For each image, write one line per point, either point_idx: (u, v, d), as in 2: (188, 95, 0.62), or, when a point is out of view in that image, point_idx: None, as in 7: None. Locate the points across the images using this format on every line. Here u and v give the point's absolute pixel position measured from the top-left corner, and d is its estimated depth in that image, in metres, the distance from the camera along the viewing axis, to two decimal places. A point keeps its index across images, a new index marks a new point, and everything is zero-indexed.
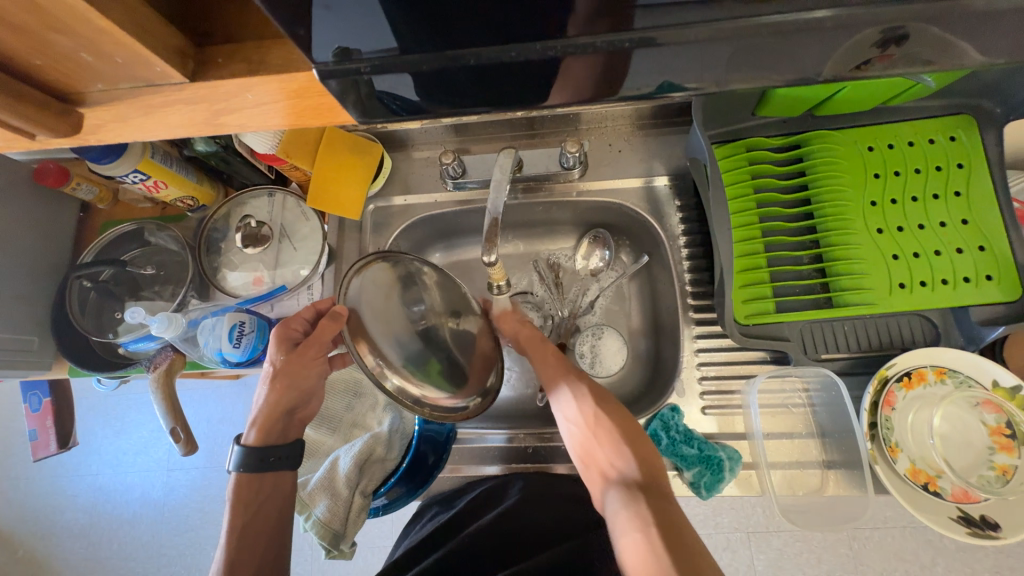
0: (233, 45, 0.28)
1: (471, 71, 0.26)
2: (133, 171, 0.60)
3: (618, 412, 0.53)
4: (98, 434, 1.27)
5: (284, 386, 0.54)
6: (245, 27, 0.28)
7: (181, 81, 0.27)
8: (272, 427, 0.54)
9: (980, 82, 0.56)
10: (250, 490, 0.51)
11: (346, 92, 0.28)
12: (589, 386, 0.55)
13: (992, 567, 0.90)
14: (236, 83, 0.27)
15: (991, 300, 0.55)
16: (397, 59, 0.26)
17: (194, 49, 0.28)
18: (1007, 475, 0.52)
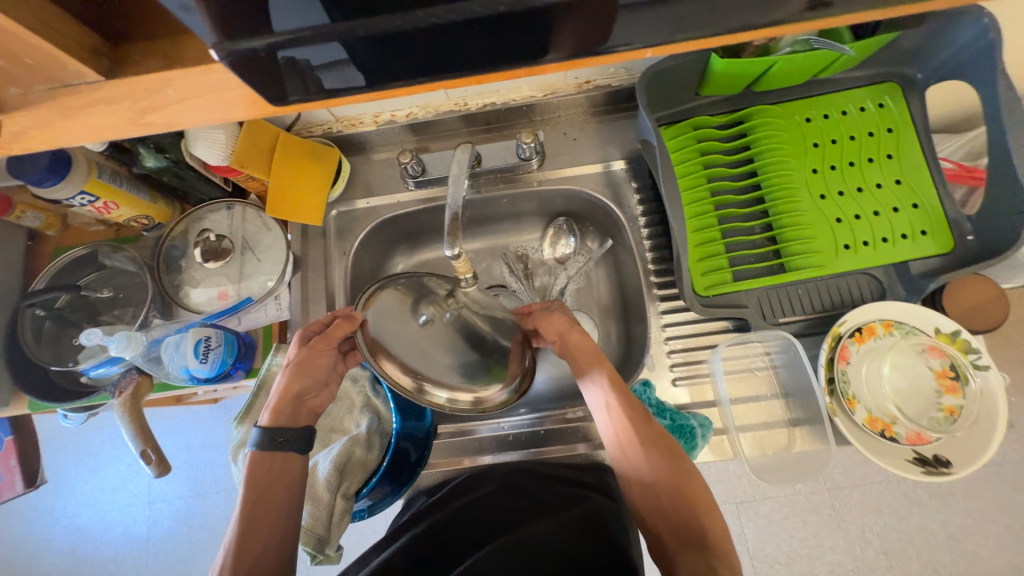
0: (151, 43, 0.28)
1: (390, 39, 0.25)
2: (80, 192, 0.58)
3: (693, 476, 0.49)
4: (71, 473, 1.22)
5: (302, 376, 0.54)
6: (165, 25, 0.28)
7: (95, 79, 0.27)
8: (288, 412, 0.53)
9: (900, 50, 0.60)
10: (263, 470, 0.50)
11: (260, 70, 0.25)
12: (663, 446, 0.51)
13: (962, 511, 0.93)
14: (156, 80, 0.27)
15: (925, 253, 0.59)
16: (319, 31, 0.24)
17: (109, 48, 0.28)
18: (955, 415, 0.55)
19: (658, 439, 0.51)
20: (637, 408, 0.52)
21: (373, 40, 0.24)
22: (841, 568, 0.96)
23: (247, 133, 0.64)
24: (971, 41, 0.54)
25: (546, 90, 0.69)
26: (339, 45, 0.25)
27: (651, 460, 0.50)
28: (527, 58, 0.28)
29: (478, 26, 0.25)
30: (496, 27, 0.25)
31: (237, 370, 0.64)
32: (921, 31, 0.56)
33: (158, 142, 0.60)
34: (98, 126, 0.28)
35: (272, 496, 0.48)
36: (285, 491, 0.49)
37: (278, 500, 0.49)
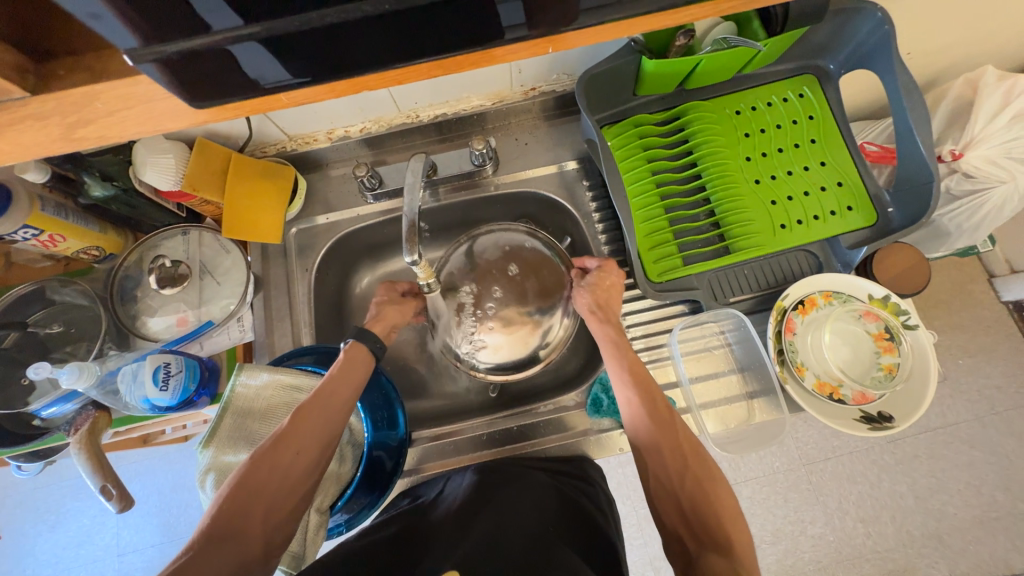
0: (74, 56, 0.29)
1: (306, 36, 0.26)
2: (22, 227, 0.56)
3: (711, 473, 0.50)
4: (30, 532, 1.14)
5: (394, 311, 0.65)
6: (85, 38, 0.29)
7: (21, 96, 0.28)
8: (321, 414, 0.51)
9: (813, 44, 0.65)
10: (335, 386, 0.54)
11: (184, 74, 0.26)
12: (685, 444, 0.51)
13: (927, 472, 0.97)
14: (84, 93, 0.28)
15: (854, 227, 0.64)
16: (235, 34, 0.25)
17: (33, 65, 0.29)
18: (893, 372, 0.59)
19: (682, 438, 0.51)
20: (665, 404, 0.53)
21: (289, 39, 0.26)
22: (823, 540, 0.98)
23: (198, 157, 0.64)
24: (870, 32, 0.60)
25: (495, 99, 0.72)
26: (262, 42, 0.25)
27: (673, 461, 0.50)
28: (449, 50, 0.29)
29: (396, 20, 0.26)
30: (416, 20, 0.26)
31: (201, 397, 0.63)
32: (828, 25, 0.62)
33: (103, 170, 0.60)
34: (27, 142, 0.28)
35: (279, 493, 0.46)
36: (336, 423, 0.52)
37: (284, 494, 0.47)
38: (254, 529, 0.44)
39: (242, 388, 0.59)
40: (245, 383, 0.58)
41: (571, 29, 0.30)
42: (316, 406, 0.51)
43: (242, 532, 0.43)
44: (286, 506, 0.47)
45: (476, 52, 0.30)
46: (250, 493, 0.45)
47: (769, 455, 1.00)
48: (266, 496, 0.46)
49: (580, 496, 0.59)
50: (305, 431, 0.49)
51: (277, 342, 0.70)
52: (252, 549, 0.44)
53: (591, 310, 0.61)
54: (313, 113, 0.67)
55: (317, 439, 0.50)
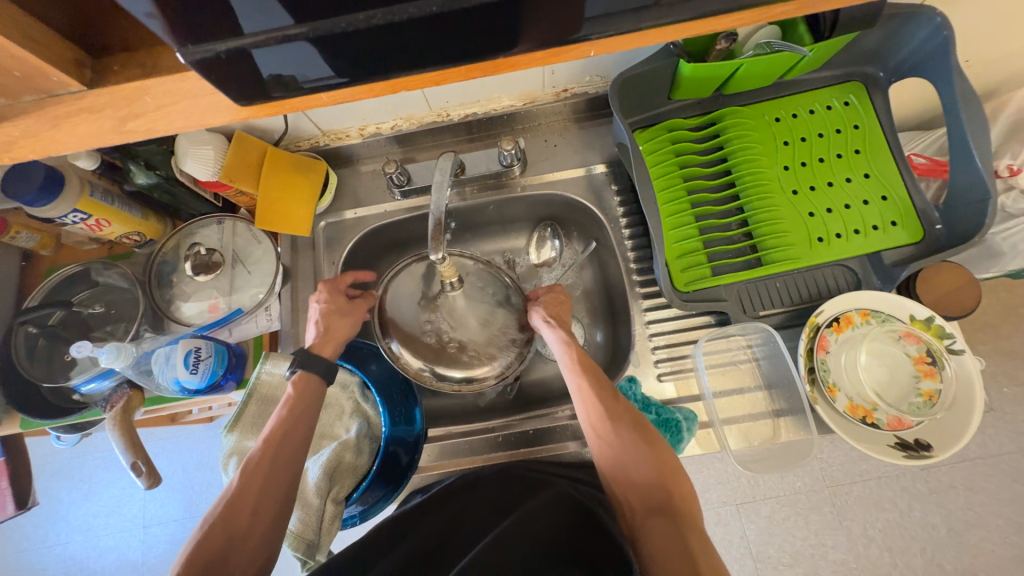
0: (128, 52, 0.30)
1: (350, 38, 0.26)
2: (73, 210, 0.59)
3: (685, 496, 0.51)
4: (65, 499, 1.21)
5: (345, 322, 0.62)
6: (140, 35, 0.30)
7: (79, 89, 0.29)
8: (273, 462, 0.50)
9: (862, 50, 0.62)
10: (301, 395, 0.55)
11: (229, 73, 0.27)
12: (659, 467, 0.52)
13: (963, 504, 0.92)
14: (136, 88, 0.29)
15: (897, 243, 0.61)
16: (284, 33, 0.25)
17: (91, 60, 0.30)
18: (933, 399, 0.56)
19: (654, 464, 0.52)
20: (634, 437, 0.53)
21: (329, 41, 0.26)
22: (845, 567, 0.94)
23: (235, 149, 0.66)
24: (927, 38, 0.57)
25: (525, 99, 0.72)
26: (301, 45, 0.26)
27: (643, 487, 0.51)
28: (487, 51, 0.29)
29: (434, 21, 0.26)
30: (454, 21, 0.26)
31: (228, 381, 0.65)
32: (880, 31, 0.59)
33: (147, 159, 0.62)
34: (83, 134, 0.30)
35: (242, 553, 0.46)
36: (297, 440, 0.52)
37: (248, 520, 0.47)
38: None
39: (267, 376, 0.60)
40: (270, 371, 0.60)
41: (613, 34, 0.29)
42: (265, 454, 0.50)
43: None
44: (250, 566, 0.46)
45: (513, 54, 0.30)
46: (211, 561, 0.45)
47: (792, 475, 0.96)
48: (230, 561, 0.45)
49: (596, 503, 0.56)
50: (260, 485, 0.49)
51: (301, 332, 0.72)
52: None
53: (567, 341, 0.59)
54: (346, 110, 0.68)
55: (272, 488, 0.49)
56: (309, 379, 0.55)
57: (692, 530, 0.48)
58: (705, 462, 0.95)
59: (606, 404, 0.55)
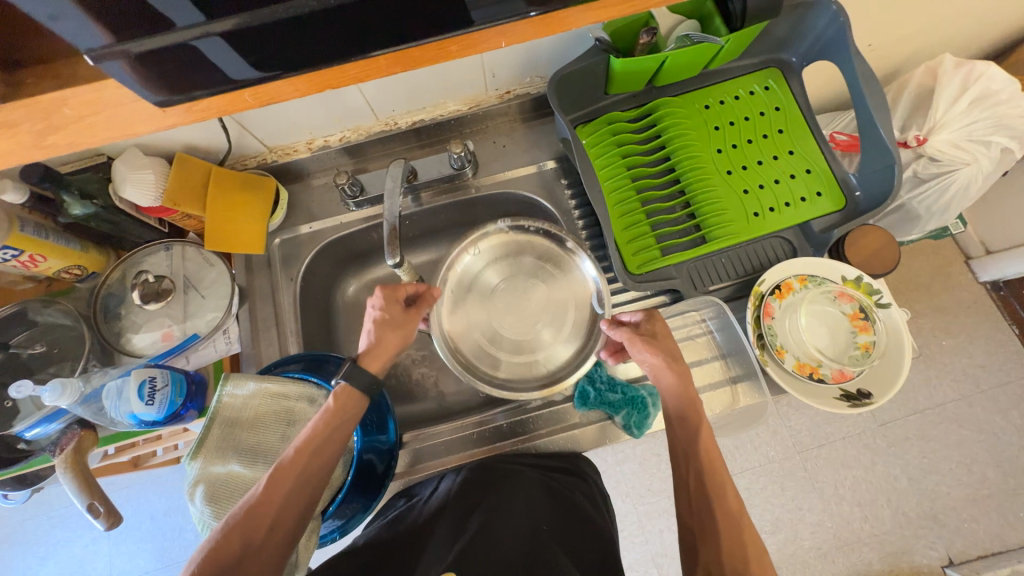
0: (44, 66, 0.30)
1: (267, 31, 0.27)
2: (2, 248, 0.56)
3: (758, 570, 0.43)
4: (21, 566, 1.12)
5: (395, 333, 0.59)
6: (54, 48, 0.30)
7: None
8: (300, 475, 0.49)
9: (773, 39, 0.68)
10: (344, 404, 0.53)
11: (154, 71, 0.27)
12: (741, 548, 0.44)
13: (918, 453, 0.99)
14: (54, 99, 0.28)
15: (824, 211, 0.66)
16: (201, 30, 0.26)
17: (4, 75, 0.29)
18: (869, 350, 0.61)
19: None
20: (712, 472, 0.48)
21: (249, 33, 0.27)
22: (822, 527, 0.98)
23: (177, 172, 0.65)
24: (826, 25, 0.62)
25: (471, 104, 0.74)
26: (225, 37, 0.27)
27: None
28: (402, 43, 0.30)
29: (343, 13, 0.27)
30: (361, 11, 0.27)
31: (188, 410, 0.62)
32: (785, 21, 0.64)
33: (83, 189, 0.60)
34: (1, 150, 0.29)
35: (253, 565, 0.44)
36: (328, 455, 0.51)
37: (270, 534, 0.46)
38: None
39: (229, 398, 0.58)
40: (232, 393, 0.59)
41: (528, 18, 0.31)
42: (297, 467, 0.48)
43: None
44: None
45: (429, 46, 0.31)
46: (220, 566, 0.43)
47: (764, 444, 1.02)
48: (240, 573, 0.43)
49: (572, 493, 0.59)
50: (284, 494, 0.47)
51: (263, 352, 0.71)
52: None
53: (669, 360, 0.55)
54: (291, 124, 0.68)
55: (293, 503, 0.47)
56: (354, 395, 0.54)
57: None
58: None
59: (704, 498, 0.48)
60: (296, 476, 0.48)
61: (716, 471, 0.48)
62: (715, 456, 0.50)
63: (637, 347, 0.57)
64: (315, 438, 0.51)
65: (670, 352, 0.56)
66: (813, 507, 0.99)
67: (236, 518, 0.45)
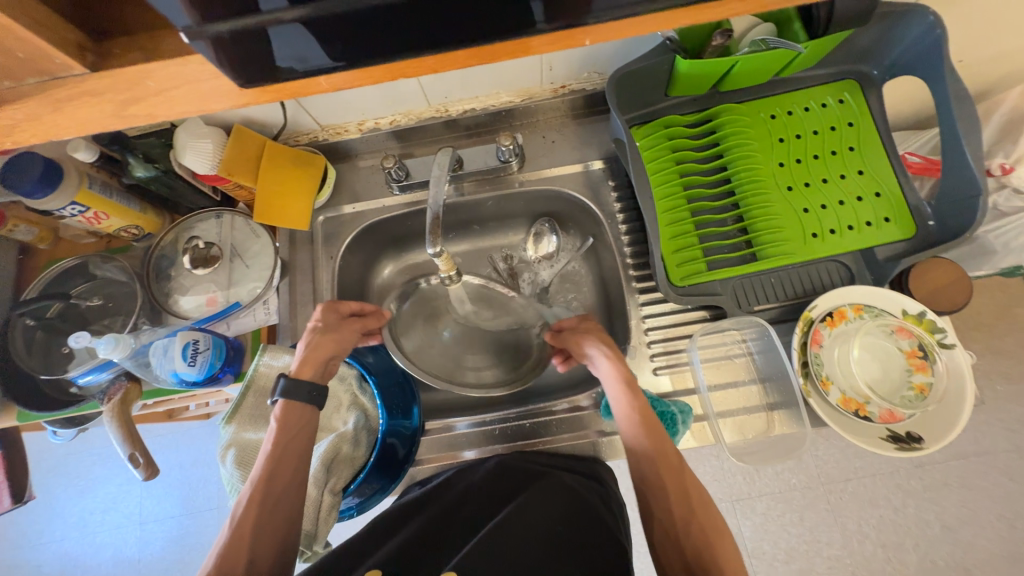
0: (130, 38, 0.30)
1: (348, 20, 0.27)
2: (71, 203, 0.60)
3: (703, 512, 0.48)
4: (62, 495, 1.21)
5: (328, 342, 0.59)
6: (142, 21, 0.31)
7: (82, 72, 0.29)
8: (269, 502, 0.48)
9: (856, 49, 0.63)
10: (294, 416, 0.54)
11: (236, 53, 0.27)
12: (683, 490, 0.49)
13: (957, 501, 0.93)
14: (138, 71, 0.29)
15: (890, 239, 0.62)
16: (283, 16, 0.26)
17: (94, 44, 0.30)
18: (925, 392, 0.57)
19: (699, 534, 0.46)
20: (654, 435, 0.52)
21: (329, 22, 0.26)
22: (839, 563, 0.94)
23: (234, 143, 0.67)
24: (919, 37, 0.57)
25: (524, 96, 0.72)
26: (303, 24, 0.26)
27: (682, 559, 0.46)
28: (478, 38, 0.29)
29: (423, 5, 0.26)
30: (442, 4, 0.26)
31: (226, 374, 0.64)
32: (873, 30, 0.59)
33: (147, 153, 0.62)
34: (86, 118, 0.30)
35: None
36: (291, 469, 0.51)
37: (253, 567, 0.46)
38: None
39: (266, 368, 0.60)
40: (268, 363, 0.60)
41: (611, 18, 0.29)
42: (262, 493, 0.48)
43: None
44: None
45: (502, 41, 0.30)
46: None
47: (787, 472, 0.97)
48: None
49: (590, 495, 0.58)
50: (256, 525, 0.47)
51: (299, 325, 0.72)
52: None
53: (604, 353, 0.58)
54: (345, 104, 0.68)
55: (268, 532, 0.47)
56: (293, 407, 0.53)
57: (702, 517, 0.48)
58: (701, 459, 0.96)
59: (652, 461, 0.51)
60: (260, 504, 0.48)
61: (656, 431, 0.52)
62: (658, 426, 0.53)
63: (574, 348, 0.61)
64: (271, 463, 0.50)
65: (604, 342, 0.59)
66: (834, 543, 0.95)
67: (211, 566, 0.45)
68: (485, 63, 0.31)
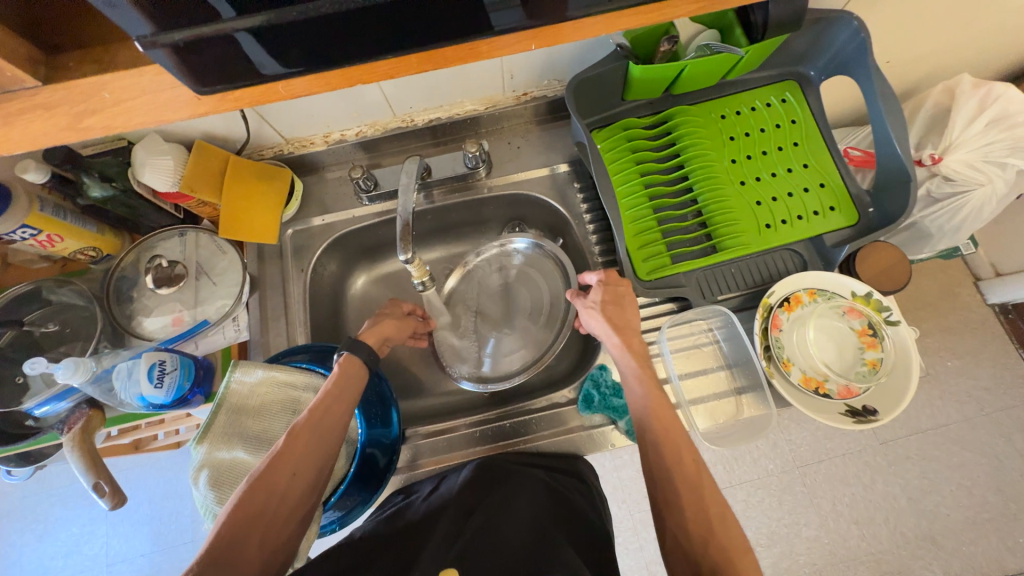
0: (84, 50, 0.30)
1: (305, 27, 0.27)
2: (21, 226, 0.57)
3: (723, 530, 0.44)
4: (19, 543, 1.13)
5: (394, 323, 0.67)
6: (97, 34, 0.31)
7: (34, 85, 0.29)
8: (316, 430, 0.51)
9: (793, 52, 0.68)
10: (348, 370, 0.57)
11: (195, 60, 0.28)
12: (699, 500, 0.46)
13: (919, 473, 0.98)
14: (92, 84, 0.29)
15: (836, 226, 0.66)
16: (240, 24, 0.26)
17: (46, 58, 0.30)
18: (877, 367, 0.60)
19: (721, 553, 0.43)
20: (669, 440, 0.50)
21: (286, 28, 0.27)
22: (818, 543, 0.97)
23: (196, 158, 0.65)
24: (847, 39, 0.62)
25: (487, 104, 0.74)
26: (262, 31, 0.27)
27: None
28: (431, 41, 0.30)
29: (377, 11, 0.27)
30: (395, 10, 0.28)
31: (195, 395, 0.63)
32: (807, 34, 0.64)
33: (103, 171, 0.60)
34: (38, 131, 0.30)
35: (280, 511, 0.46)
36: (338, 417, 0.53)
37: (293, 486, 0.48)
38: (256, 550, 0.44)
39: (237, 385, 0.59)
40: (240, 379, 0.59)
41: (560, 21, 0.31)
42: (316, 423, 0.51)
43: (247, 553, 0.43)
44: (289, 523, 0.47)
45: (455, 45, 0.31)
46: (248, 516, 0.44)
47: (763, 457, 1.01)
48: (265, 520, 0.45)
49: (568, 490, 0.59)
50: (303, 447, 0.50)
51: (271, 341, 0.71)
52: (256, 571, 0.43)
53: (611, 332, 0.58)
54: (310, 116, 0.68)
55: (313, 458, 0.50)
56: (354, 362, 0.57)
57: (723, 529, 0.44)
58: None
59: (665, 467, 0.49)
60: (309, 434, 0.51)
61: (672, 436, 0.50)
62: (675, 429, 0.51)
63: (588, 315, 0.61)
64: (325, 399, 0.53)
65: (619, 316, 0.59)
66: (812, 523, 0.98)
67: (255, 477, 0.46)
68: (442, 67, 0.33)
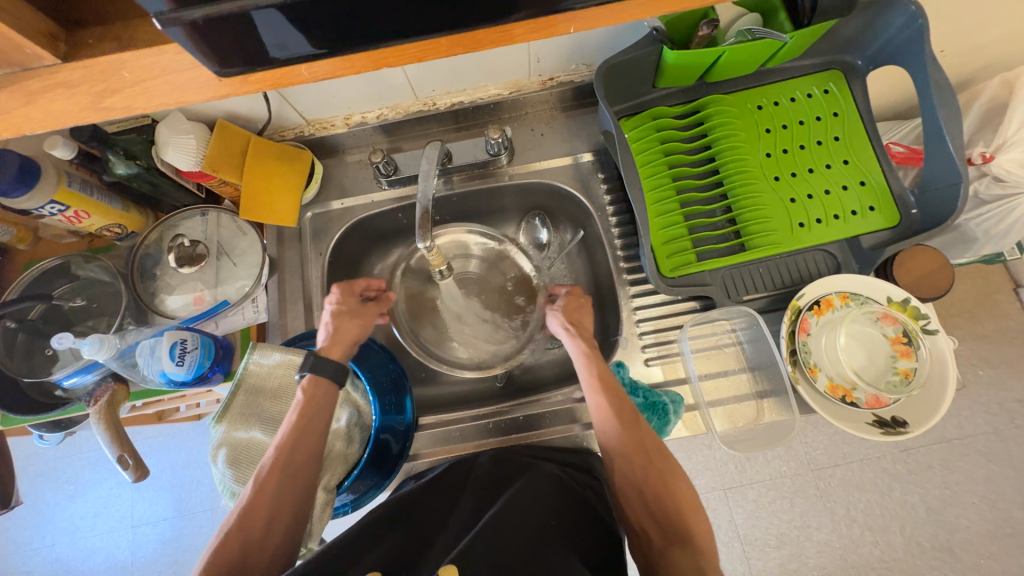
0: (104, 27, 0.30)
1: (328, 4, 0.26)
2: (50, 202, 0.58)
3: (660, 460, 0.50)
4: (50, 501, 1.19)
5: (355, 325, 0.61)
6: (117, 10, 0.30)
7: (54, 63, 0.28)
8: (287, 471, 0.50)
9: (841, 39, 0.64)
10: (317, 393, 0.55)
11: (214, 39, 0.27)
12: (640, 439, 0.51)
13: (941, 483, 0.95)
14: (112, 62, 0.28)
15: (875, 227, 0.63)
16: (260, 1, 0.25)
17: (65, 34, 0.29)
18: (909, 377, 0.58)
19: (657, 475, 0.50)
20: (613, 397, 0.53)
21: (306, 6, 0.26)
22: (829, 547, 0.96)
23: (217, 138, 0.65)
24: (903, 25, 0.58)
25: (512, 88, 0.72)
26: (283, 9, 0.26)
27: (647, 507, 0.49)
28: (458, 21, 0.29)
29: None
30: None
31: (215, 373, 0.64)
32: (858, 18, 0.60)
33: (127, 149, 0.61)
34: (58, 111, 0.29)
35: (260, 558, 0.47)
36: (309, 445, 0.52)
37: (269, 531, 0.48)
38: None
39: (255, 366, 0.60)
40: (258, 361, 0.59)
41: (592, 4, 0.29)
42: (284, 462, 0.50)
43: None
44: (272, 566, 0.48)
45: (483, 26, 0.29)
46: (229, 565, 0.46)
47: (777, 459, 0.98)
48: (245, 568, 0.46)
49: (582, 487, 0.58)
50: (274, 491, 0.49)
51: (289, 323, 0.72)
52: None
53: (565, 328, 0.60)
54: (331, 98, 0.67)
55: (285, 498, 0.49)
56: (320, 384, 0.55)
57: (660, 457, 0.51)
58: (693, 449, 0.97)
59: (612, 418, 0.52)
60: (279, 476, 0.50)
61: (613, 387, 0.54)
62: (617, 393, 0.54)
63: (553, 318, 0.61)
64: (292, 436, 0.52)
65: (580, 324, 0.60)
66: (824, 528, 0.96)
67: (231, 526, 0.47)
68: (468, 50, 0.31)
